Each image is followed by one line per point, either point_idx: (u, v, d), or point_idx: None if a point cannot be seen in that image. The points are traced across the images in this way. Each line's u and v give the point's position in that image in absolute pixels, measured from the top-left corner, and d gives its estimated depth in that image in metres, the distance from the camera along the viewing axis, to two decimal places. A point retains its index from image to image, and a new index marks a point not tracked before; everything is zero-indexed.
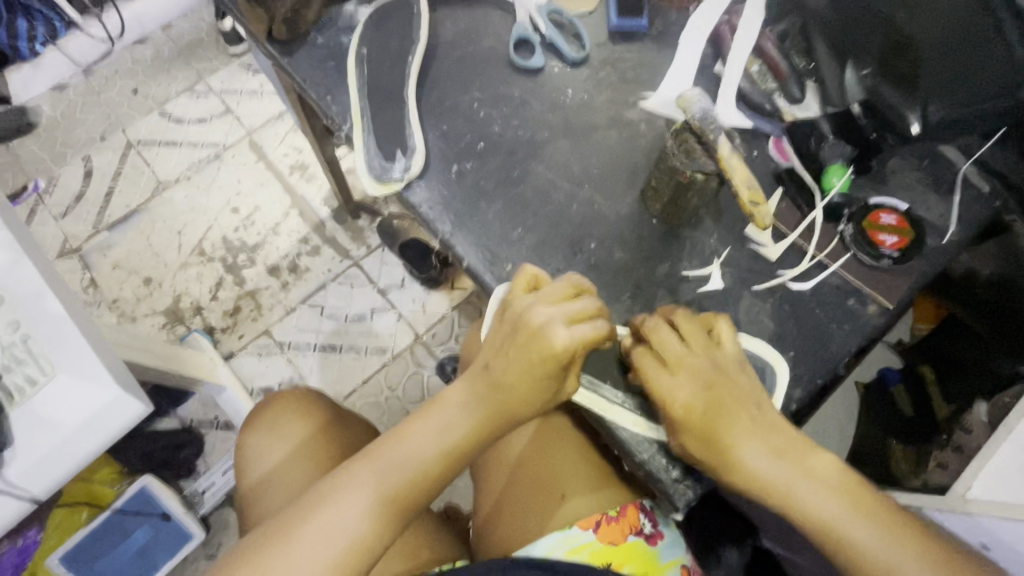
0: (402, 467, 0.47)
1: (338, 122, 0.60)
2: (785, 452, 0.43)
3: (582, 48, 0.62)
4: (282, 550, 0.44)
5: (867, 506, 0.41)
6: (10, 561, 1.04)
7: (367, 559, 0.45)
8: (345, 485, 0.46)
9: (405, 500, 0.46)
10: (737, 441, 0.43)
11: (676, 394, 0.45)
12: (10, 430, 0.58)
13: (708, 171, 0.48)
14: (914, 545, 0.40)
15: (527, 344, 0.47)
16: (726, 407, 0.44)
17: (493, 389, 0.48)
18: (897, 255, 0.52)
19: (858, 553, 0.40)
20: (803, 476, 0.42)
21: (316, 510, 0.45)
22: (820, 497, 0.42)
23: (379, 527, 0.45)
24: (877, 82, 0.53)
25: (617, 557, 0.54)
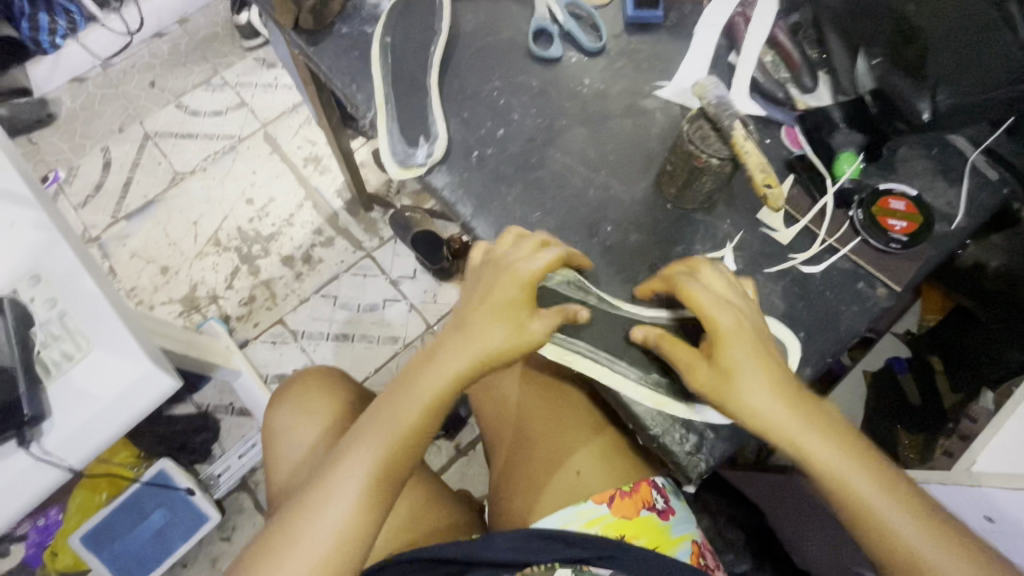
0: (399, 424, 0.48)
1: (363, 110, 0.62)
2: (791, 398, 0.45)
3: (599, 39, 0.64)
4: (306, 514, 0.46)
5: (853, 449, 0.45)
6: (34, 539, 1.10)
7: (380, 511, 0.47)
8: (353, 450, 0.48)
9: (408, 453, 0.48)
10: (750, 376, 0.44)
11: (723, 315, 0.45)
12: (48, 403, 0.61)
13: (723, 156, 0.49)
14: (888, 483, 0.44)
15: (516, 292, 0.48)
16: (761, 345, 0.46)
17: (475, 338, 0.48)
18: (906, 239, 0.53)
19: (846, 493, 0.43)
20: (809, 426, 0.44)
21: (328, 477, 0.47)
22: (822, 444, 0.44)
23: (386, 481, 0.47)
24: (886, 71, 0.55)
25: (630, 530, 0.55)
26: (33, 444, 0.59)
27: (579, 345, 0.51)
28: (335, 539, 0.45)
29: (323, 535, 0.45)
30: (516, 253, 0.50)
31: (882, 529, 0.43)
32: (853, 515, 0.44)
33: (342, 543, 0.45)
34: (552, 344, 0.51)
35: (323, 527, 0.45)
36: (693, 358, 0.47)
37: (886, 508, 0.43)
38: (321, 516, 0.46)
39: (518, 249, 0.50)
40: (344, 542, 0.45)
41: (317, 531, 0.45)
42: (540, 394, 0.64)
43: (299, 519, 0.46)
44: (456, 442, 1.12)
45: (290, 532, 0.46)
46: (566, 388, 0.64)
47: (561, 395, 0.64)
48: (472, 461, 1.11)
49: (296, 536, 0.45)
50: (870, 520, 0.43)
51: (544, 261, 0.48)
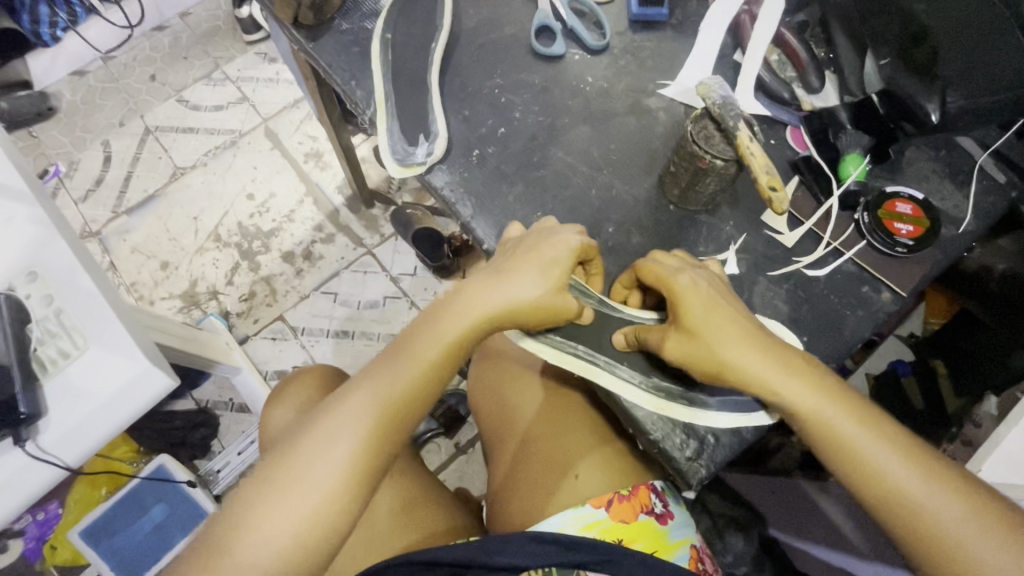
0: (409, 367, 0.47)
1: (362, 107, 0.61)
2: (791, 364, 0.44)
3: (602, 36, 0.63)
4: (305, 450, 0.44)
5: (866, 417, 0.44)
6: (33, 533, 1.10)
7: (382, 458, 0.46)
8: (360, 390, 0.47)
9: (415, 401, 0.47)
10: (718, 334, 0.44)
11: (680, 276, 0.46)
12: (43, 401, 0.60)
13: (728, 157, 0.48)
14: (906, 451, 0.42)
15: (551, 253, 0.48)
16: (722, 302, 0.45)
17: (502, 292, 0.48)
18: (912, 243, 0.52)
19: (860, 462, 0.42)
20: (812, 389, 0.44)
21: (334, 416, 0.46)
22: (830, 411, 0.43)
23: (392, 427, 0.46)
24: (894, 72, 0.53)
25: (628, 535, 0.54)
26: (29, 442, 0.59)
27: (578, 349, 0.51)
28: (335, 480, 0.44)
29: (322, 474, 0.44)
30: (548, 224, 0.51)
31: (897, 495, 0.41)
32: (865, 482, 0.42)
33: (343, 485, 0.44)
34: (551, 348, 0.50)
35: (322, 468, 0.44)
36: (664, 331, 0.47)
37: (898, 472, 0.42)
38: (323, 454, 0.44)
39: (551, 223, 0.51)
40: (343, 486, 0.44)
41: (315, 470, 0.44)
42: (540, 396, 0.64)
43: (299, 454, 0.44)
44: (456, 440, 1.12)
45: (287, 470, 0.44)
46: (566, 391, 0.64)
47: (561, 397, 0.63)
48: (471, 459, 1.11)
49: (293, 472, 0.44)
50: (887, 491, 0.42)
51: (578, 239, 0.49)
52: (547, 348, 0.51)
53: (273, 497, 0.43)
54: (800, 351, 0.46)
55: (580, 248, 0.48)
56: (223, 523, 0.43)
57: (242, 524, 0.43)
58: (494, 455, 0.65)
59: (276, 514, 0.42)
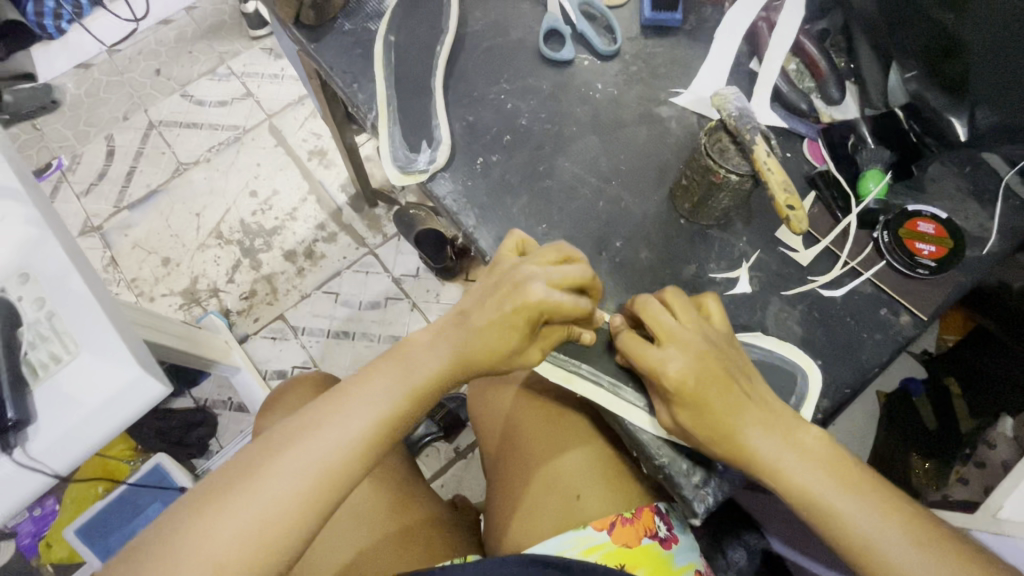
0: (383, 400, 0.46)
1: (364, 110, 0.59)
2: (778, 430, 0.43)
3: (613, 41, 0.61)
4: (269, 468, 0.43)
5: (857, 484, 0.42)
6: (28, 529, 1.09)
7: (342, 489, 0.44)
8: (332, 414, 0.45)
9: (381, 436, 0.46)
10: (705, 423, 0.43)
11: (669, 365, 0.43)
12: (33, 406, 0.59)
13: (743, 172, 0.46)
14: (904, 522, 0.40)
15: (523, 318, 0.45)
16: (726, 391, 0.43)
17: (471, 339, 0.47)
18: (934, 265, 0.50)
19: (853, 535, 0.41)
20: (798, 454, 0.43)
21: (306, 437, 0.44)
22: (817, 478, 0.42)
23: (357, 459, 0.45)
24: (922, 86, 0.50)
25: (630, 560, 0.52)
26: (16, 448, 0.57)
27: (581, 368, 0.49)
28: (294, 506, 0.42)
29: (281, 496, 0.42)
30: (532, 265, 0.47)
31: (879, 559, 0.40)
32: (843, 543, 0.41)
33: (299, 513, 0.43)
34: (553, 365, 0.50)
35: (283, 491, 0.42)
36: (657, 403, 0.46)
37: (886, 544, 0.40)
38: (285, 476, 0.43)
39: (538, 260, 0.47)
40: (301, 513, 0.43)
41: (275, 492, 0.42)
42: (539, 410, 0.62)
43: (262, 473, 0.43)
44: (455, 445, 1.10)
45: (246, 486, 0.43)
46: (568, 405, 0.62)
47: (561, 410, 0.61)
48: (470, 464, 1.09)
49: (252, 490, 0.42)
50: (883, 566, 0.40)
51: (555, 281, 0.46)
52: (549, 366, 0.50)
53: (225, 516, 0.41)
54: (788, 409, 0.45)
55: (552, 307, 0.45)
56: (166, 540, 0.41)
57: (188, 538, 0.41)
58: (490, 467, 0.64)
59: (224, 532, 0.41)
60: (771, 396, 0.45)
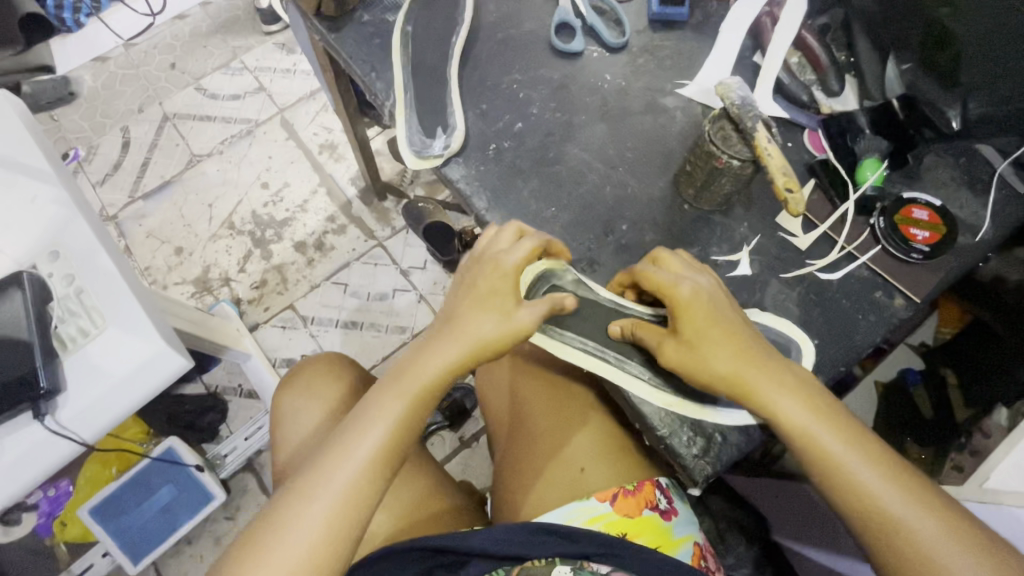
0: (402, 404, 0.48)
1: (382, 98, 0.61)
2: (772, 370, 0.46)
3: (622, 34, 0.63)
4: (289, 511, 0.45)
5: (839, 425, 0.45)
6: (44, 509, 1.12)
7: (367, 506, 0.46)
8: (355, 433, 0.48)
9: (403, 440, 0.48)
10: (709, 344, 0.46)
11: (681, 284, 0.47)
12: (63, 377, 0.61)
13: (745, 158, 0.49)
14: (876, 459, 0.44)
15: (510, 276, 0.49)
16: (721, 326, 0.46)
17: (489, 315, 0.49)
18: (927, 249, 0.52)
19: (837, 470, 0.44)
20: (795, 398, 0.45)
21: (317, 473, 0.47)
22: (806, 415, 0.45)
23: (374, 478, 0.47)
24: (917, 77, 0.53)
25: (632, 529, 0.54)
26: (48, 416, 0.60)
27: (588, 343, 0.51)
28: (321, 535, 0.45)
29: (317, 523, 0.45)
30: (507, 240, 0.51)
31: (859, 490, 0.43)
32: (830, 477, 0.44)
33: (338, 531, 0.45)
34: (557, 341, 0.51)
35: (306, 527, 0.45)
36: (661, 334, 0.48)
37: (882, 490, 0.43)
38: (306, 514, 0.45)
39: (501, 237, 0.51)
40: (331, 543, 0.45)
41: (298, 529, 0.45)
42: (546, 392, 0.64)
43: (284, 517, 0.45)
44: (460, 433, 1.12)
45: (289, 515, 0.45)
46: (573, 387, 0.64)
47: (567, 392, 0.64)
48: (475, 452, 1.11)
49: (292, 521, 0.45)
50: (861, 498, 0.43)
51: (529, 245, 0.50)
52: (552, 342, 0.51)
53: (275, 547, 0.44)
54: (780, 356, 0.48)
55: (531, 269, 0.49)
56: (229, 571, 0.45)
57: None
58: (497, 447, 0.66)
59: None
60: (762, 339, 0.48)
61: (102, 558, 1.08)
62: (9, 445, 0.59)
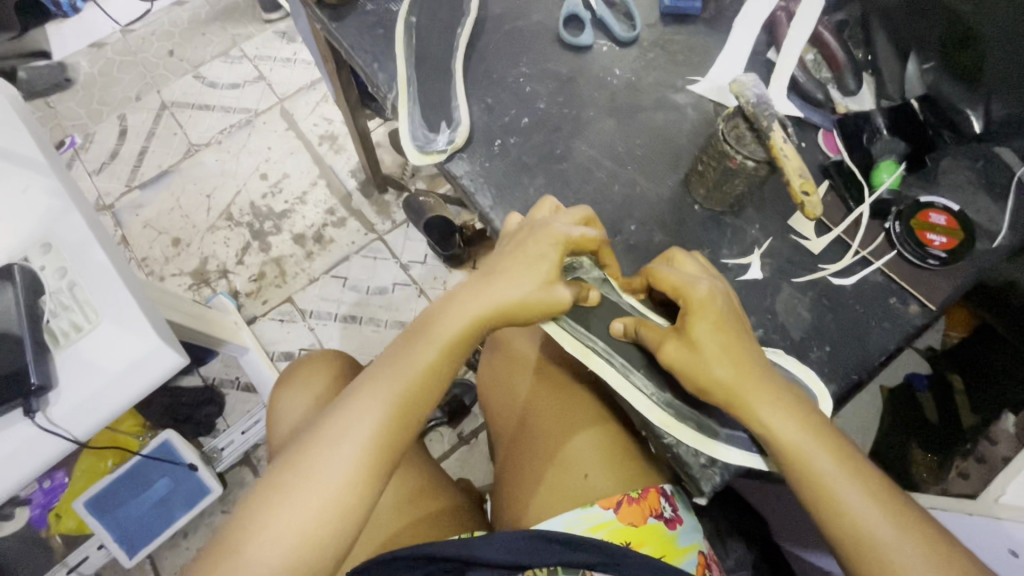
0: (416, 367, 0.47)
1: (384, 90, 0.60)
2: (775, 381, 0.45)
3: (632, 28, 0.62)
4: (295, 469, 0.43)
5: (835, 451, 0.43)
6: (39, 500, 1.11)
7: (381, 468, 0.45)
8: (368, 391, 0.46)
9: (415, 406, 0.47)
10: (715, 350, 0.44)
11: (698, 284, 0.46)
12: (55, 373, 0.60)
13: (760, 159, 0.47)
14: (871, 487, 0.42)
15: (553, 252, 0.48)
16: (730, 330, 0.45)
17: (510, 282, 0.48)
18: (945, 255, 0.50)
19: (830, 499, 0.42)
20: (792, 419, 0.44)
21: (324, 436, 0.44)
22: (801, 438, 0.43)
23: (358, 488, 0.44)
24: (938, 77, 0.52)
25: (636, 538, 0.53)
26: (40, 413, 0.59)
27: (597, 345, 0.50)
28: (296, 544, 0.41)
29: (330, 480, 0.43)
30: (542, 216, 0.51)
31: (852, 521, 0.41)
32: (821, 506, 0.42)
33: (350, 490, 0.43)
34: (572, 338, 0.51)
35: (279, 533, 0.41)
36: (664, 335, 0.47)
37: (876, 520, 0.41)
38: (283, 518, 0.42)
39: (545, 212, 0.51)
40: (319, 537, 0.42)
41: (271, 534, 0.41)
42: (550, 394, 0.63)
43: (257, 518, 0.42)
44: (458, 430, 1.11)
45: (299, 468, 0.43)
46: (577, 391, 0.63)
47: (569, 394, 0.63)
48: (474, 449, 1.10)
49: (301, 477, 0.43)
50: (852, 528, 0.41)
51: (586, 235, 0.49)
52: (567, 338, 0.51)
53: (283, 503, 0.42)
54: (780, 373, 0.47)
55: (576, 241, 0.48)
56: (233, 528, 0.42)
57: (246, 530, 0.42)
58: (500, 451, 0.64)
59: (269, 532, 0.41)
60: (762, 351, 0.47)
61: (97, 551, 1.06)
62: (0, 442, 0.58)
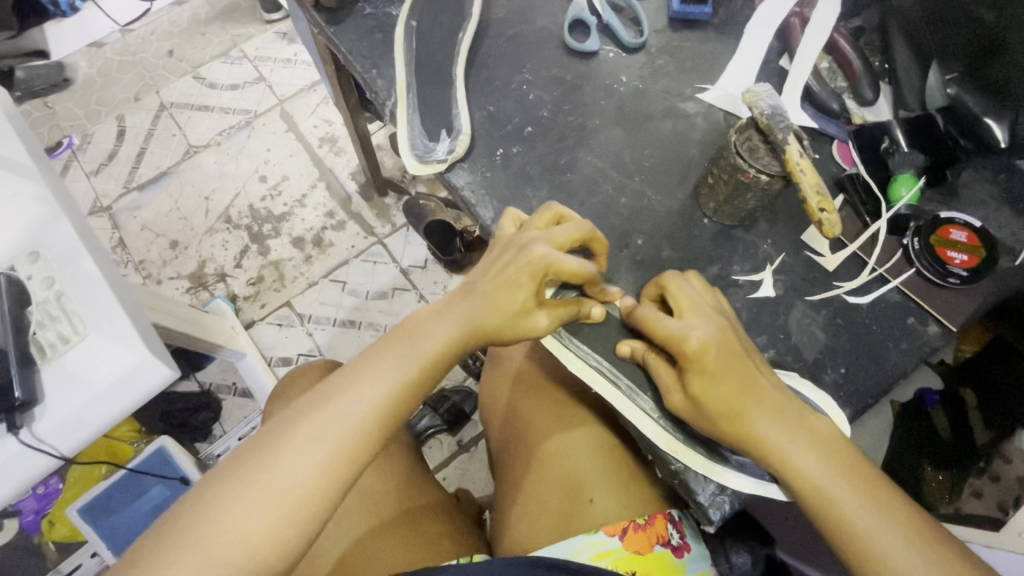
0: (398, 374, 0.45)
1: (383, 97, 0.58)
2: (786, 410, 0.44)
3: (640, 33, 0.60)
4: (261, 463, 0.41)
5: (855, 479, 0.42)
6: (31, 507, 1.09)
7: (350, 470, 0.43)
8: (344, 388, 0.44)
9: (393, 412, 0.44)
10: (718, 404, 0.43)
11: (692, 334, 0.43)
12: (40, 386, 0.58)
13: (774, 172, 0.45)
14: (894, 516, 0.40)
15: (531, 281, 0.46)
16: (732, 380, 0.43)
17: (492, 302, 0.46)
18: (966, 274, 0.48)
19: (848, 529, 0.40)
20: (807, 448, 0.42)
21: (295, 431, 0.43)
22: (817, 466, 0.42)
23: (324, 489, 0.42)
24: (962, 89, 0.50)
25: (642, 567, 0.51)
26: (24, 429, 0.56)
27: (602, 365, 0.48)
28: (256, 546, 0.39)
29: (295, 477, 0.41)
30: (532, 231, 0.48)
31: (870, 552, 0.40)
32: (839, 537, 0.41)
33: (315, 489, 0.41)
34: (575, 357, 0.49)
35: (241, 532, 0.39)
36: (668, 384, 0.45)
37: (889, 540, 0.39)
38: (245, 515, 0.40)
39: (537, 228, 0.48)
40: (278, 535, 0.40)
41: (231, 531, 0.39)
42: (549, 409, 0.61)
43: (215, 506, 0.40)
44: (458, 438, 1.09)
45: (266, 463, 0.41)
46: (579, 408, 0.61)
47: (571, 411, 0.61)
48: (474, 458, 1.08)
49: (267, 471, 0.41)
50: (871, 559, 0.40)
51: (574, 267, 0.46)
52: (569, 356, 0.49)
53: (242, 496, 0.40)
54: (796, 400, 0.45)
55: (561, 268, 0.46)
56: (188, 516, 0.40)
57: (200, 520, 0.39)
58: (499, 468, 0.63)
59: (225, 525, 0.39)
60: (774, 378, 0.45)
61: (90, 559, 1.04)
62: None
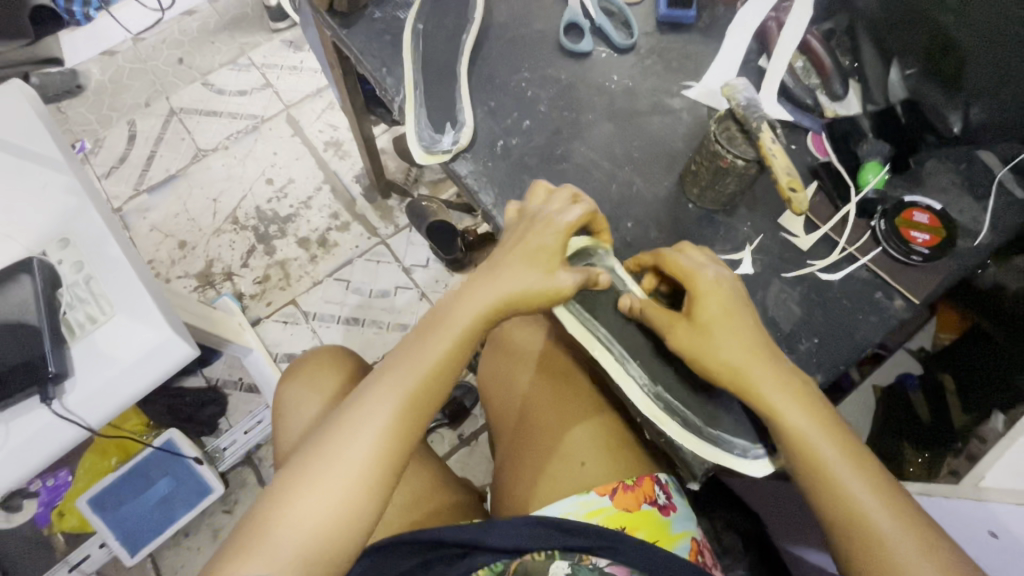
0: (420, 370, 0.48)
1: (392, 93, 0.62)
2: (782, 361, 0.47)
3: (629, 36, 0.64)
4: (300, 484, 0.44)
5: (835, 435, 0.45)
6: (42, 499, 1.11)
7: (386, 471, 0.46)
8: (371, 399, 0.47)
9: (420, 406, 0.48)
10: (724, 333, 0.47)
11: (704, 274, 0.48)
12: (70, 362, 0.62)
13: (749, 158, 0.49)
14: (866, 472, 0.44)
15: (547, 248, 0.50)
16: (739, 316, 0.48)
17: (508, 280, 0.50)
18: (927, 252, 0.53)
19: (830, 483, 0.44)
20: (797, 404, 0.46)
21: (329, 447, 0.45)
22: (804, 421, 0.45)
23: (364, 492, 0.45)
24: (920, 83, 0.56)
25: (630, 523, 0.55)
26: (55, 401, 0.60)
27: (599, 331, 0.52)
28: (303, 556, 0.42)
29: (335, 490, 0.44)
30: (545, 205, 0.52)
31: (848, 502, 0.43)
32: (821, 491, 0.44)
33: (356, 495, 0.44)
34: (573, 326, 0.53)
35: (288, 544, 0.42)
36: (673, 318, 0.49)
37: (872, 505, 0.43)
38: (296, 533, 0.43)
39: (545, 200, 0.53)
40: (330, 541, 0.43)
41: (287, 550, 0.42)
42: (550, 389, 0.64)
43: (265, 530, 0.43)
44: (459, 431, 1.13)
45: (306, 480, 0.44)
46: (575, 383, 0.65)
47: (569, 386, 0.65)
48: (475, 450, 1.12)
49: (308, 490, 0.44)
50: (849, 510, 0.43)
51: (577, 217, 0.50)
52: (571, 321, 0.53)
53: (290, 516, 0.43)
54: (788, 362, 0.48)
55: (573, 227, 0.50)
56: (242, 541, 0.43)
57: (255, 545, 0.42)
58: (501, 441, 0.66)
59: (280, 547, 0.42)
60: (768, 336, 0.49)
61: (99, 549, 1.06)
62: (14, 430, 0.60)
